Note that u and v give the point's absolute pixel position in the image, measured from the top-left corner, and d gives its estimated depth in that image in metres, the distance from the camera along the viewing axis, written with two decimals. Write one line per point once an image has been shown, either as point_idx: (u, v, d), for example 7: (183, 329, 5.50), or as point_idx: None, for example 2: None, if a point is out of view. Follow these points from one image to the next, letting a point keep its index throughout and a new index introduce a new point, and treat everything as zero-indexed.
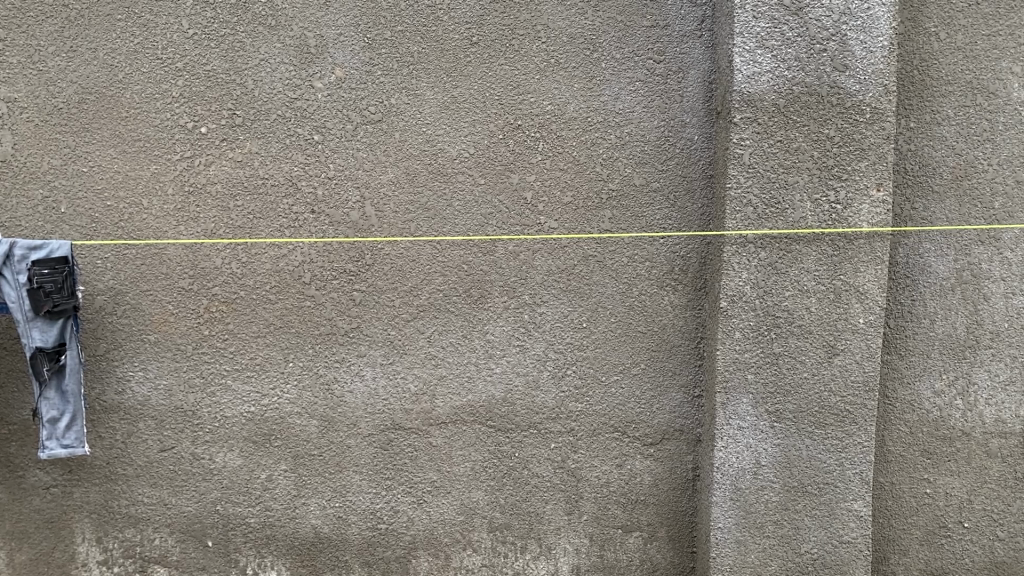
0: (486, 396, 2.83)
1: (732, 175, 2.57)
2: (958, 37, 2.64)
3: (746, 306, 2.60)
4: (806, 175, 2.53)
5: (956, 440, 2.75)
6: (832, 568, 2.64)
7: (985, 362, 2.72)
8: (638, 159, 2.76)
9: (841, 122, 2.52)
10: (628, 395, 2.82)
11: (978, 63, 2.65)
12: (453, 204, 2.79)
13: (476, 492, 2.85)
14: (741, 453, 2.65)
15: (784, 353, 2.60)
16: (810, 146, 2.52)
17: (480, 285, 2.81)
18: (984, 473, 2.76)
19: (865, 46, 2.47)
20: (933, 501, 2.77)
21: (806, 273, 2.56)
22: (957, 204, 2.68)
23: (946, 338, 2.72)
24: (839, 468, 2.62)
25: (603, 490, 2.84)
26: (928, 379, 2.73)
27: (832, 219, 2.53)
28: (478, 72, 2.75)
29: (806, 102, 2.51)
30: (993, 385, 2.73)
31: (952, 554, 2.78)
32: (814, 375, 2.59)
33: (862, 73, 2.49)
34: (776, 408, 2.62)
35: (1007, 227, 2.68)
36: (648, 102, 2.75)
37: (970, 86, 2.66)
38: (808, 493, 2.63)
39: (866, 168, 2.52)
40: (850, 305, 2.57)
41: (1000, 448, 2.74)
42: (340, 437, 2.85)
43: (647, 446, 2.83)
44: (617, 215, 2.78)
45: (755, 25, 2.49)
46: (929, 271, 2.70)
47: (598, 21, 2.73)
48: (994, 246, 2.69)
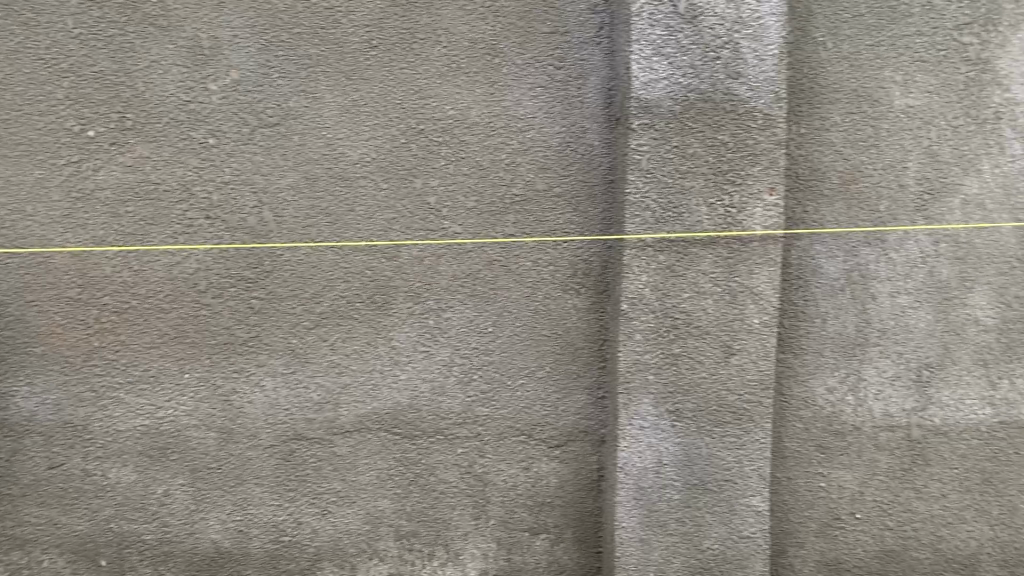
0: (391, 403, 2.80)
1: (631, 180, 2.61)
2: (844, 46, 2.74)
3: (647, 308, 2.65)
4: (702, 180, 2.60)
5: (847, 435, 2.85)
6: (733, 562, 2.72)
7: (873, 358, 2.83)
8: (540, 164, 2.78)
9: (735, 128, 2.58)
10: (534, 398, 2.83)
11: (862, 72, 2.76)
12: (354, 209, 2.75)
13: (382, 500, 2.82)
14: (644, 453, 2.69)
15: (683, 353, 2.65)
16: (705, 151, 2.59)
17: (384, 291, 2.77)
18: (875, 465, 2.86)
19: (757, 54, 2.55)
20: (827, 494, 2.87)
21: (702, 275, 2.63)
22: (845, 207, 2.79)
23: (837, 336, 2.82)
24: (738, 464, 2.69)
25: (510, 493, 2.84)
26: (820, 376, 2.83)
27: (727, 223, 2.61)
28: (378, 76, 2.72)
29: (702, 109, 2.57)
30: (881, 381, 2.83)
31: (846, 545, 2.88)
32: (712, 374, 2.66)
33: (754, 81, 2.56)
34: (676, 407, 2.67)
35: (892, 228, 2.79)
36: (550, 108, 2.77)
37: (856, 94, 2.76)
38: (708, 490, 2.69)
39: (759, 173, 2.60)
40: (745, 305, 2.64)
41: (889, 441, 2.85)
42: (239, 449, 2.77)
43: (553, 448, 2.84)
44: (521, 219, 2.78)
45: (651, 33, 2.54)
46: (820, 272, 2.80)
47: (499, 27, 2.73)
48: (880, 247, 2.80)
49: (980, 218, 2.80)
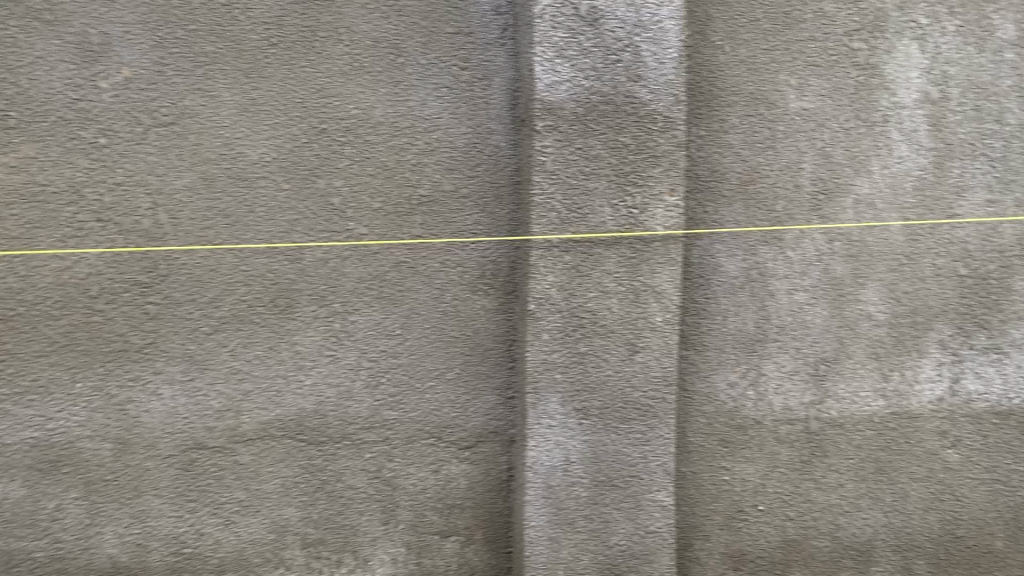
0: (296, 409, 2.74)
1: (536, 181, 2.63)
2: (741, 51, 2.82)
3: (553, 308, 2.66)
4: (605, 181, 2.63)
5: (749, 428, 2.93)
6: (640, 558, 2.76)
7: (773, 353, 2.91)
8: (446, 165, 2.76)
9: (636, 130, 2.63)
10: (442, 400, 2.81)
11: (759, 76, 2.84)
12: (255, 210, 2.69)
13: (288, 508, 2.76)
14: (552, 452, 2.71)
15: (589, 352, 2.68)
16: (608, 153, 2.62)
17: (287, 295, 2.72)
18: (775, 457, 2.95)
19: (657, 58, 2.60)
20: (730, 487, 2.94)
21: (607, 275, 2.66)
22: (744, 207, 2.86)
23: (738, 333, 2.90)
24: (643, 460, 2.74)
25: (419, 497, 2.82)
26: (723, 372, 2.90)
27: (631, 223, 2.65)
28: (279, 74, 2.67)
29: (604, 111, 2.61)
30: (780, 375, 2.92)
31: (749, 536, 2.96)
32: (618, 372, 2.70)
33: (655, 83, 2.62)
34: (583, 405, 2.70)
35: (788, 227, 2.88)
36: (455, 108, 2.76)
37: (753, 97, 2.84)
38: (615, 486, 2.73)
39: (660, 174, 2.65)
40: (649, 304, 2.69)
41: (788, 433, 2.94)
42: (136, 460, 2.68)
43: (462, 450, 2.83)
44: (428, 220, 2.77)
45: (553, 35, 2.57)
46: (721, 270, 2.87)
47: (402, 26, 2.71)
48: (777, 246, 2.89)
49: (871, 217, 2.90)
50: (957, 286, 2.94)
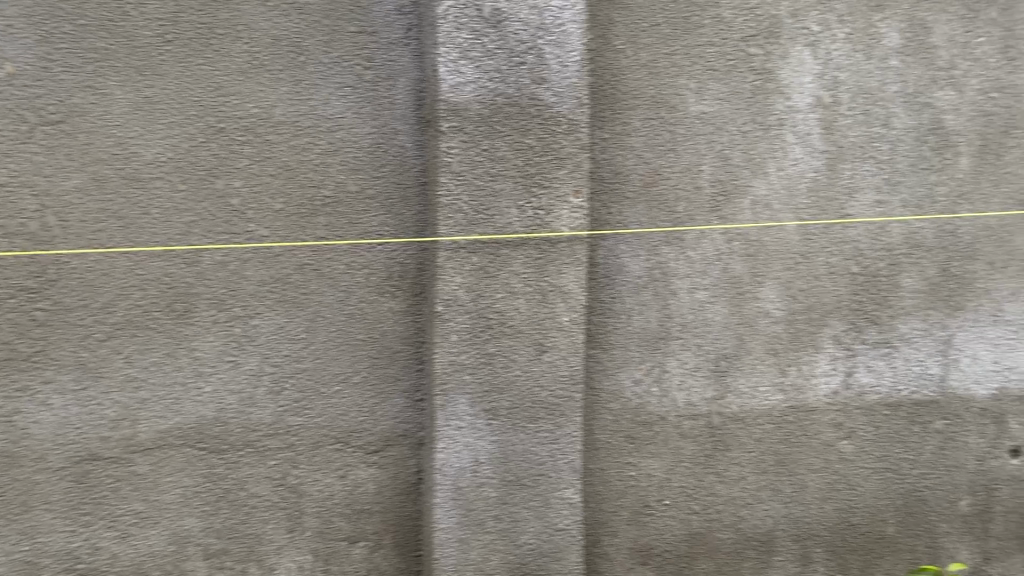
0: (196, 417, 2.67)
1: (442, 182, 2.62)
2: (642, 55, 2.88)
3: (460, 309, 2.66)
4: (511, 182, 2.64)
5: (654, 425, 2.99)
6: (549, 556, 2.78)
7: (676, 351, 2.98)
8: (350, 165, 2.73)
9: (541, 132, 2.65)
10: (349, 404, 2.78)
11: (659, 80, 2.90)
12: (150, 212, 2.60)
13: (189, 519, 2.69)
14: (460, 453, 2.71)
15: (496, 353, 2.69)
16: (513, 154, 2.64)
17: (185, 299, 2.64)
18: (680, 452, 3.01)
19: (560, 61, 2.63)
20: (637, 482, 2.99)
21: (514, 275, 2.67)
22: (646, 209, 2.93)
23: (642, 331, 2.95)
24: (551, 459, 2.76)
25: (326, 503, 2.78)
26: (628, 370, 2.95)
27: (537, 224, 2.67)
28: (174, 71, 2.59)
29: (509, 113, 2.62)
30: (684, 372, 2.99)
31: (655, 530, 3.02)
32: (525, 372, 2.71)
33: (558, 86, 2.64)
34: (492, 406, 2.71)
35: (689, 227, 2.95)
36: (359, 108, 2.72)
37: (654, 100, 2.91)
38: (524, 486, 2.75)
39: (565, 176, 2.68)
40: (555, 304, 2.71)
41: (692, 428, 3.01)
42: (25, 473, 2.57)
43: (370, 454, 2.80)
44: (332, 222, 2.72)
45: (457, 36, 2.57)
46: (625, 270, 2.93)
47: (303, 24, 2.67)
48: (679, 246, 2.96)
49: (768, 217, 3.00)
50: (849, 283, 3.06)
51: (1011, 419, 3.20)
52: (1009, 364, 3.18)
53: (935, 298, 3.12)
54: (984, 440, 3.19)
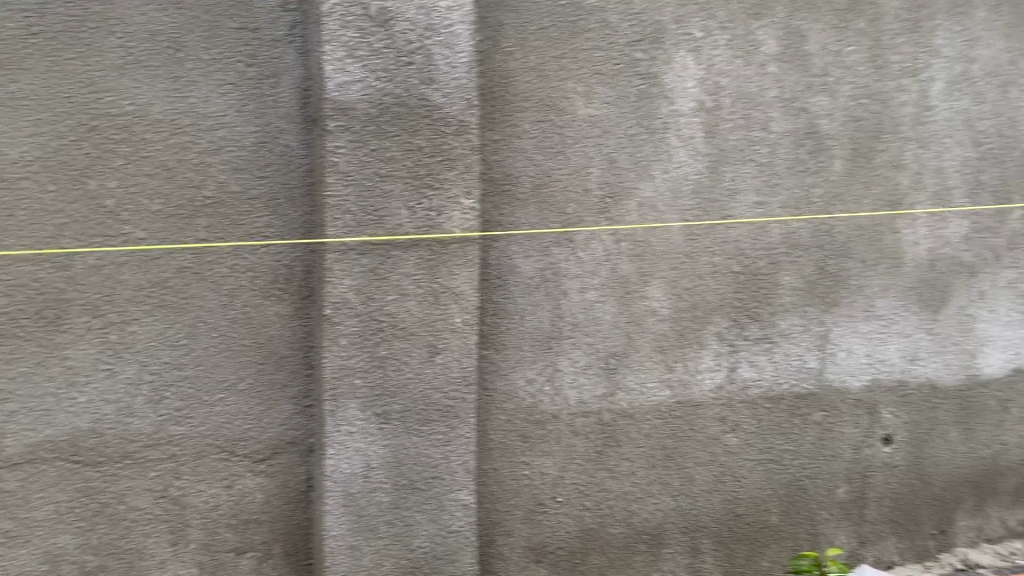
0: (69, 429, 2.55)
1: (329, 183, 2.57)
2: (530, 57, 2.91)
3: (350, 313, 2.62)
4: (401, 183, 2.62)
5: (547, 423, 3.02)
6: (442, 558, 2.77)
7: (567, 350, 3.01)
8: (233, 165, 2.65)
9: (431, 133, 2.63)
10: (235, 412, 2.70)
11: (548, 82, 2.93)
12: (16, 215, 2.48)
13: (63, 536, 2.58)
14: (351, 459, 2.67)
15: (388, 356, 2.66)
16: (402, 155, 2.61)
17: (56, 305, 2.52)
18: (572, 450, 3.05)
19: (449, 61, 2.62)
20: (530, 481, 3.02)
21: (405, 277, 2.65)
22: (537, 210, 2.95)
23: (534, 331, 2.98)
24: (445, 461, 2.75)
25: (211, 514, 2.70)
26: (520, 370, 2.97)
27: (428, 225, 2.65)
28: (41, 66, 2.47)
29: (397, 113, 2.59)
30: (575, 371, 3.03)
31: (549, 528, 3.05)
32: (417, 375, 2.69)
33: (448, 87, 2.63)
34: (383, 410, 2.68)
35: (579, 228, 2.99)
36: (242, 107, 2.65)
37: (543, 103, 2.93)
38: (417, 489, 2.73)
39: (456, 177, 2.67)
40: (447, 306, 2.70)
41: (584, 426, 3.05)
42: None
43: (257, 462, 2.73)
44: (214, 223, 2.64)
45: (342, 34, 2.53)
46: (517, 271, 2.95)
47: (181, 20, 2.57)
48: (570, 246, 2.99)
49: (654, 219, 3.07)
50: (732, 282, 3.16)
51: (883, 409, 3.37)
52: (880, 357, 3.35)
53: (812, 296, 3.25)
54: (858, 430, 3.35)
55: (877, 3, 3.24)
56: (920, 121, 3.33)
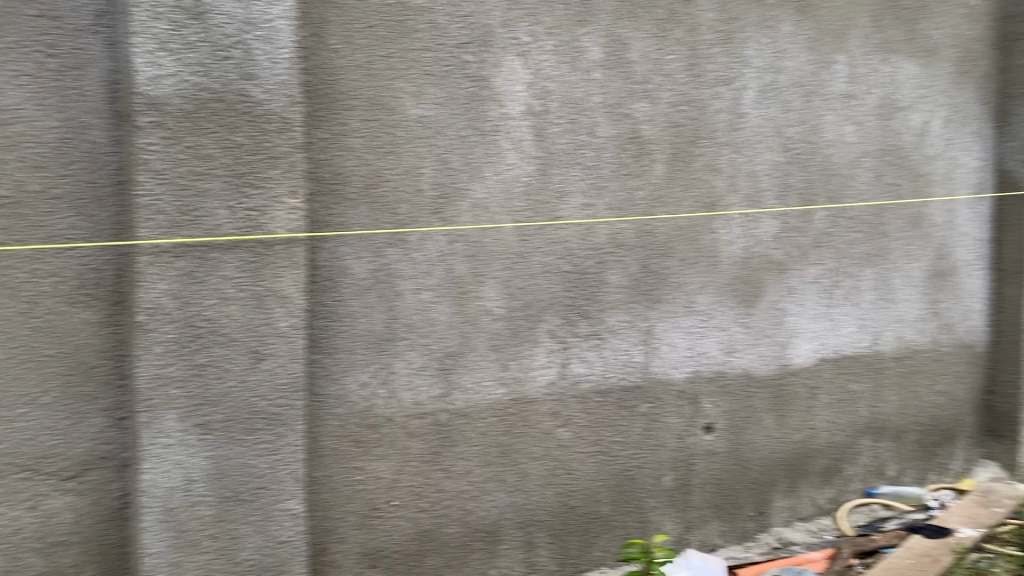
0: None
1: (140, 181, 2.43)
2: (358, 56, 2.86)
3: (165, 319, 2.49)
4: (219, 183, 2.52)
5: (381, 427, 2.98)
6: (271, 570, 2.69)
7: (401, 352, 2.99)
8: (32, 162, 2.47)
9: (252, 131, 2.55)
10: (39, 427, 2.51)
11: (377, 81, 2.90)
12: None
13: None
14: (170, 472, 2.54)
15: (208, 363, 2.55)
16: (221, 153, 2.51)
17: None
18: (407, 452, 3.03)
19: (270, 57, 2.55)
20: (364, 486, 2.97)
21: (225, 281, 2.55)
22: (368, 210, 2.91)
23: (367, 333, 2.93)
24: (272, 470, 2.67)
25: (12, 539, 2.50)
26: (352, 373, 2.92)
27: (250, 226, 2.56)
28: None
29: (214, 109, 2.49)
30: (409, 372, 3.01)
31: (384, 532, 3.02)
32: (240, 382, 2.60)
33: (269, 83, 2.56)
34: (204, 420, 2.57)
35: (411, 229, 2.97)
36: (41, 99, 2.47)
37: (372, 102, 2.89)
38: (242, 501, 2.63)
39: (279, 176, 2.59)
40: (272, 309, 2.62)
41: (419, 428, 3.04)
42: None
43: (65, 480, 2.56)
44: (10, 225, 2.45)
45: (153, 25, 2.40)
46: (348, 272, 2.89)
47: None
48: (402, 247, 2.97)
49: (486, 219, 3.10)
50: (562, 280, 3.24)
51: (705, 400, 3.55)
52: (701, 351, 3.52)
53: (638, 293, 3.38)
54: (683, 420, 3.51)
55: (694, 14, 3.40)
56: (734, 127, 3.54)
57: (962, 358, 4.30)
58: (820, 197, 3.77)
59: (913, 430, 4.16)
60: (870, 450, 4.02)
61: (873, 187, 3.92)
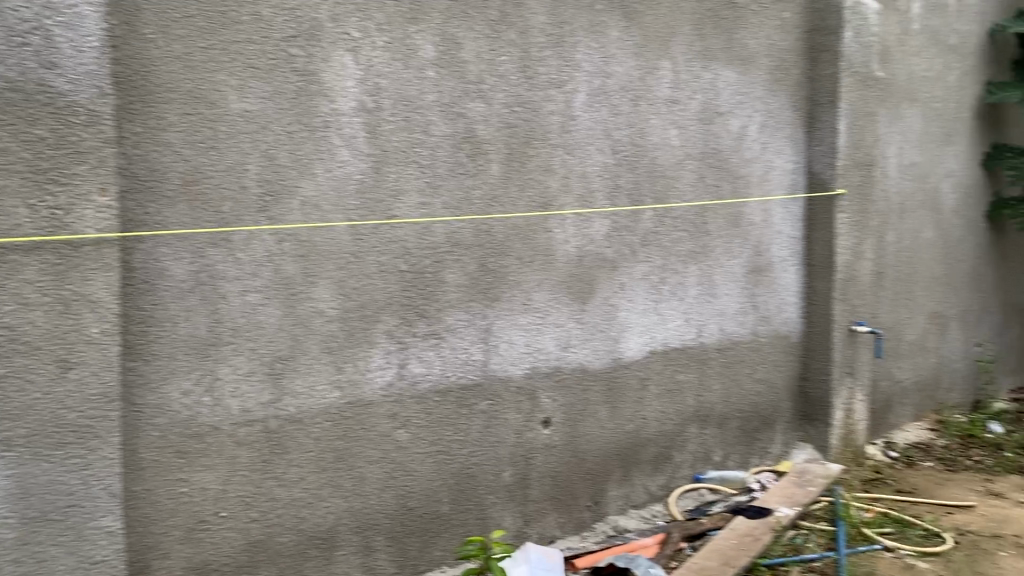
0: None
1: None
2: (175, 46, 2.69)
3: None
4: (18, 179, 2.32)
5: (205, 436, 2.84)
6: None
7: (227, 357, 2.87)
8: None
9: (54, 123, 2.36)
10: None
11: (196, 74, 2.74)
12: None
13: None
14: None
15: (8, 374, 2.36)
16: (19, 146, 2.32)
17: None
18: (235, 461, 2.91)
19: (74, 45, 2.38)
20: (189, 498, 2.82)
21: (27, 284, 2.37)
22: (189, 208, 2.76)
23: (189, 338, 2.79)
24: (84, 486, 2.50)
25: None
26: (173, 381, 2.77)
27: (53, 226, 2.38)
28: None
29: (10, 99, 2.30)
30: (236, 378, 2.89)
31: (212, 545, 2.88)
32: (46, 394, 2.41)
33: (73, 73, 2.38)
34: (4, 436, 2.37)
35: (236, 228, 2.85)
36: None
37: (191, 95, 2.74)
38: (51, 521, 2.45)
39: (87, 172, 2.43)
40: (82, 315, 2.45)
41: (247, 435, 2.93)
42: None
43: None
44: None
45: None
46: (168, 275, 2.74)
47: None
48: (227, 247, 2.84)
49: (318, 218, 3.00)
50: (398, 280, 3.19)
51: (542, 395, 3.62)
52: (538, 347, 3.58)
53: (474, 292, 3.39)
54: (520, 416, 3.55)
55: (526, 16, 3.44)
56: (565, 129, 3.62)
57: (779, 348, 4.60)
58: (647, 197, 3.93)
59: (736, 416, 4.41)
60: (697, 437, 4.23)
61: (696, 188, 4.12)
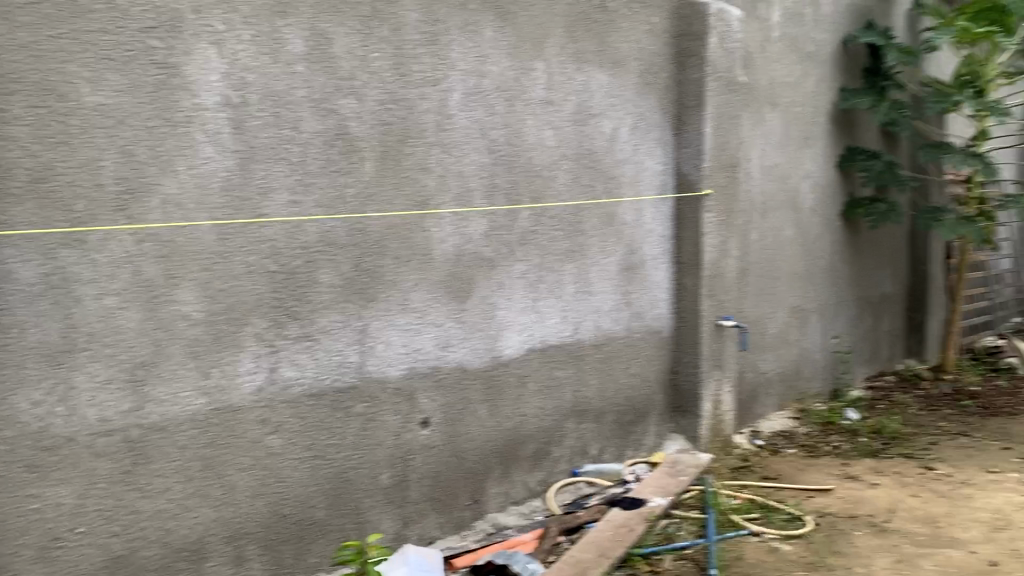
0: None
1: None
2: (20, 35, 2.51)
3: None
4: None
5: (60, 448, 2.66)
6: None
7: (83, 364, 2.69)
8: None
9: None
10: None
11: (45, 64, 2.56)
12: None
13: None
14: None
15: None
16: None
17: None
18: (93, 474, 2.73)
19: None
20: (42, 515, 2.63)
21: None
22: (38, 207, 2.58)
23: (40, 345, 2.61)
24: None
25: None
26: (22, 392, 2.58)
27: None
28: None
29: None
30: (93, 386, 2.71)
31: (68, 564, 2.69)
32: None
33: None
34: None
35: (92, 228, 2.68)
36: None
37: (39, 87, 2.56)
38: None
39: None
40: None
41: (107, 446, 2.75)
42: None
43: None
44: None
45: None
46: (14, 277, 2.56)
47: None
48: (81, 248, 2.67)
49: (180, 217, 2.87)
50: (268, 281, 3.09)
51: (420, 395, 3.58)
52: (415, 347, 3.55)
53: (350, 292, 3.33)
54: (399, 417, 3.51)
55: (399, 13, 3.40)
56: (441, 128, 3.60)
57: (652, 343, 4.74)
58: (523, 197, 3.96)
59: (612, 411, 4.51)
60: (575, 432, 4.30)
61: (571, 188, 4.19)
